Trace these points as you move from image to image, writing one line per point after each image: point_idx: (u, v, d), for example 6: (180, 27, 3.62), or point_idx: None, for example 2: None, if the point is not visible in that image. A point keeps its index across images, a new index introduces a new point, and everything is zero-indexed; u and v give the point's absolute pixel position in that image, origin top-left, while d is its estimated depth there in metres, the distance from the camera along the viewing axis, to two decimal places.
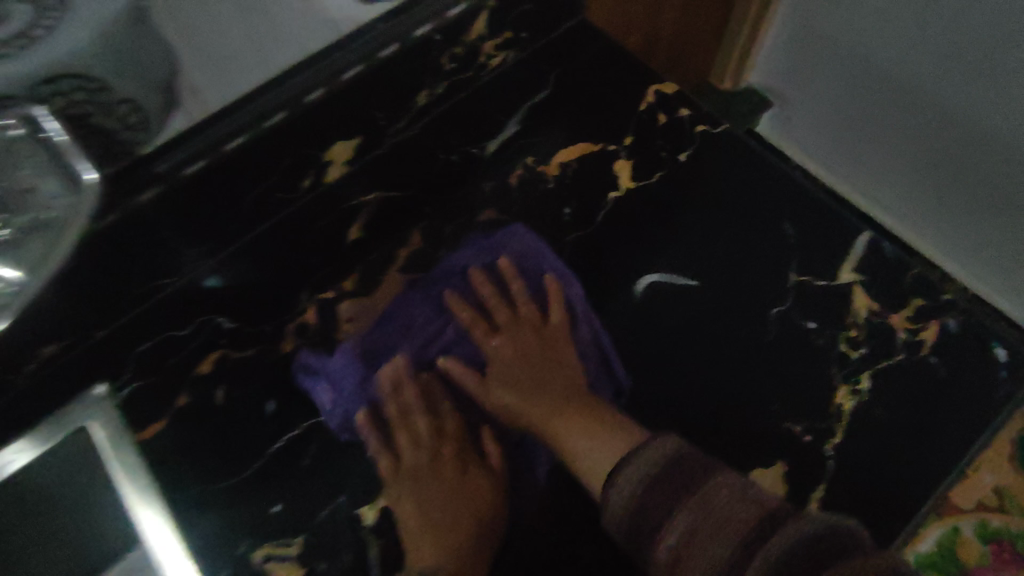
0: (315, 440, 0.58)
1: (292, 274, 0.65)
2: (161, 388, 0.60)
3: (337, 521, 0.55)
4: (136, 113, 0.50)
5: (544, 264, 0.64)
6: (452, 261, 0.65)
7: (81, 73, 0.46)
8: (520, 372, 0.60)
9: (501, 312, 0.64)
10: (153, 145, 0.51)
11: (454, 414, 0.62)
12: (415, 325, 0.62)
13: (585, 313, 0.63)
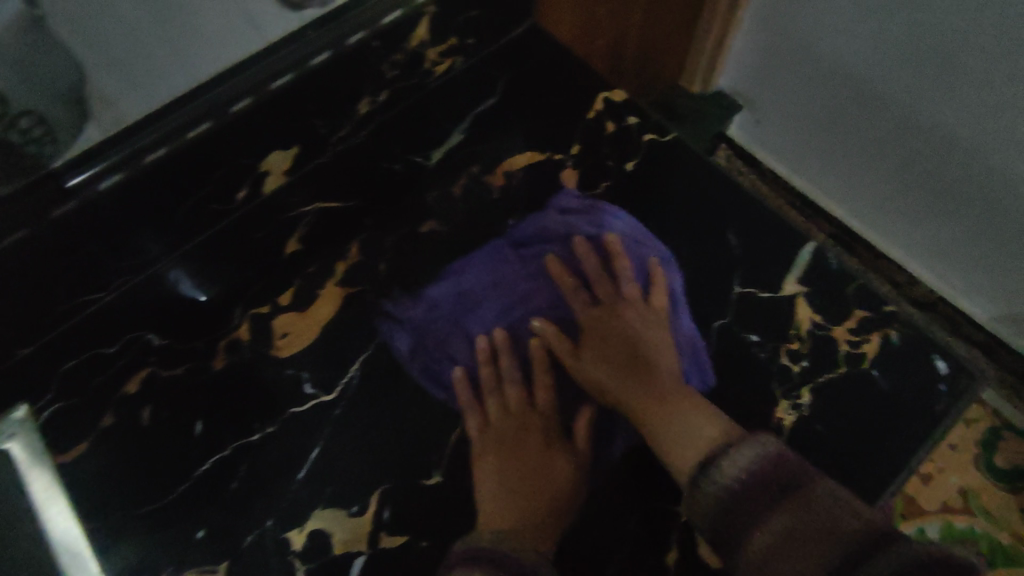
0: (244, 461, 0.55)
1: (226, 287, 0.63)
2: (85, 408, 0.57)
3: (263, 545, 0.52)
4: (40, 127, 0.48)
5: (652, 254, 0.65)
6: (567, 226, 0.65)
7: None
8: (624, 341, 0.60)
9: (601, 288, 0.63)
10: (62, 158, 0.48)
11: (549, 395, 0.59)
12: (506, 286, 0.63)
13: (685, 302, 0.63)
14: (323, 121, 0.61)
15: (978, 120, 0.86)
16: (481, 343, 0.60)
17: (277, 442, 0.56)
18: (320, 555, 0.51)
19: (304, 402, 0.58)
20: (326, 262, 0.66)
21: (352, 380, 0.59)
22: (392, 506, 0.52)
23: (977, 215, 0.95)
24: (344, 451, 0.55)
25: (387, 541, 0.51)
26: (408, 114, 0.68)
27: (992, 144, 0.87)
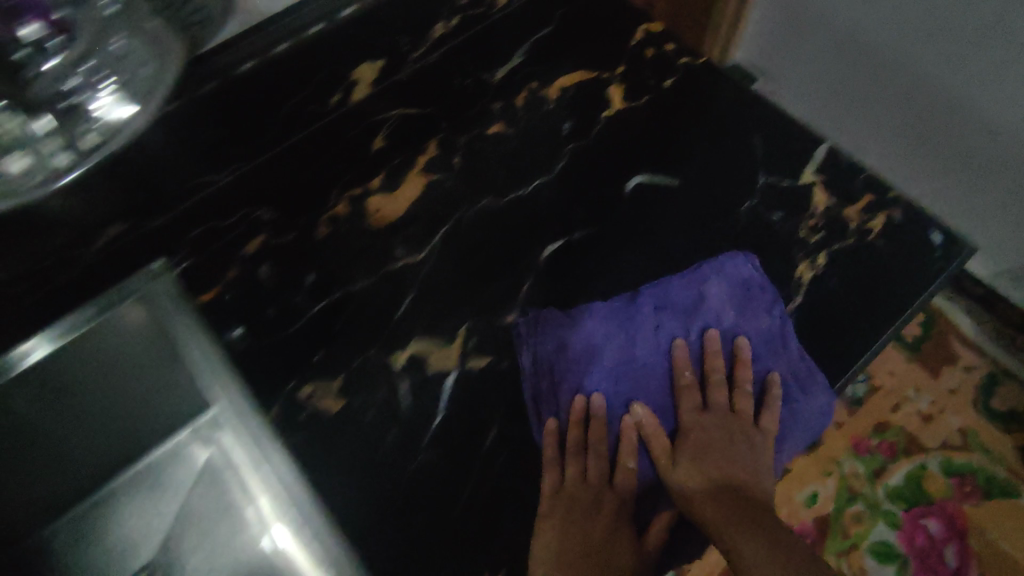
0: (349, 305, 0.65)
1: (325, 177, 0.73)
2: (214, 262, 0.68)
3: (371, 366, 0.61)
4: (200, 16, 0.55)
5: (777, 367, 0.60)
6: (705, 304, 0.62)
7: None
8: (735, 454, 0.54)
9: (718, 395, 0.58)
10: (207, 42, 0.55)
11: (629, 480, 0.55)
12: (623, 369, 0.58)
13: (796, 431, 0.59)
14: (405, 39, 0.66)
15: (980, 83, 0.95)
16: (577, 403, 0.57)
17: (375, 290, 0.65)
18: (418, 372, 0.61)
19: (397, 261, 0.67)
20: (408, 157, 0.75)
21: (438, 244, 0.68)
22: (477, 336, 0.63)
23: (982, 181, 1.06)
24: (433, 295, 0.65)
25: (474, 362, 0.61)
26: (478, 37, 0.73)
27: (987, 104, 0.97)
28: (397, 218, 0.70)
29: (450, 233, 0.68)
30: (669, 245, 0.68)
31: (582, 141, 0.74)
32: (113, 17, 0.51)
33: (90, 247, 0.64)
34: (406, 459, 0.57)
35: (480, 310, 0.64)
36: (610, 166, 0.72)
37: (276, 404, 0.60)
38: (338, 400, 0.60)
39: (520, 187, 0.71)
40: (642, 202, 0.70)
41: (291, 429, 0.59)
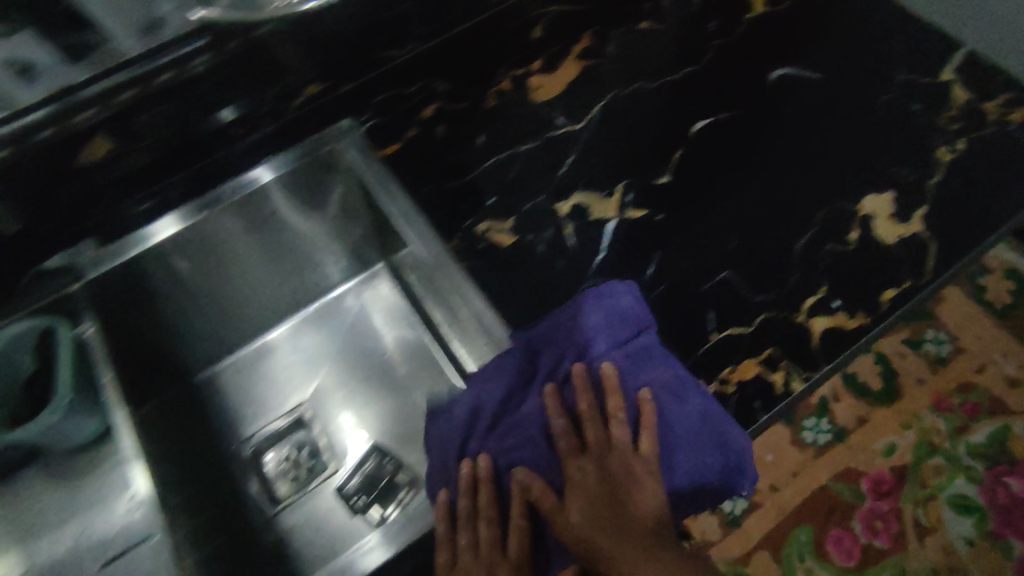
0: (519, 161, 0.72)
1: (492, 60, 0.81)
2: (395, 123, 0.77)
3: (540, 210, 0.69)
4: None
5: (652, 384, 0.53)
6: (569, 334, 0.55)
7: None
8: (620, 487, 0.48)
9: (592, 431, 0.51)
10: None
11: (522, 538, 0.49)
12: (502, 431, 0.53)
13: (689, 446, 0.51)
14: None
15: None
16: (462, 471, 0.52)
17: (541, 151, 0.73)
18: (583, 217, 0.68)
19: (559, 129, 0.74)
20: (565, 45, 0.82)
21: (596, 116, 0.75)
22: (634, 192, 0.70)
23: None
24: (591, 157, 0.72)
25: (632, 213, 0.68)
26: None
27: None
28: (559, 94, 0.77)
29: (607, 107, 0.76)
30: (812, 126, 0.73)
31: (726, 39, 0.80)
32: None
33: (293, 101, 0.76)
34: (573, 284, 0.64)
35: (636, 171, 0.71)
36: (753, 60, 0.78)
37: (458, 235, 0.68)
38: (512, 236, 0.68)
39: (670, 74, 0.78)
40: (786, 89, 0.76)
41: (471, 256, 0.67)
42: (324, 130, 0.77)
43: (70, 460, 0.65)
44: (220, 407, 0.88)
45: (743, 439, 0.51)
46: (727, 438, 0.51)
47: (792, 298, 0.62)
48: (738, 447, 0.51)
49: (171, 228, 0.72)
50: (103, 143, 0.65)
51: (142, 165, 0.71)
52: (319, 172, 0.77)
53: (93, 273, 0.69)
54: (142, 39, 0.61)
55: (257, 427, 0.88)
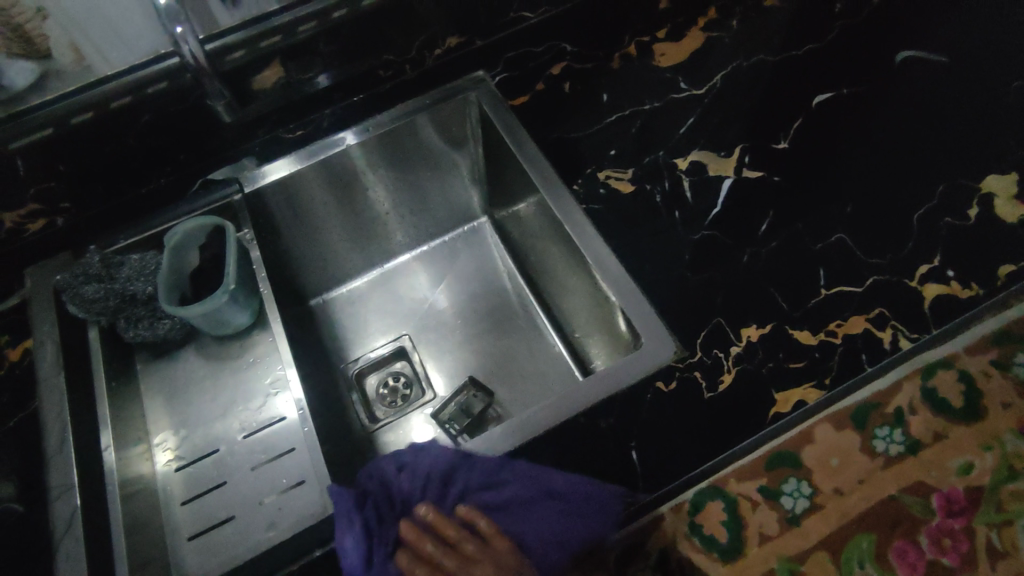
0: (640, 118, 0.77)
1: (618, 26, 0.85)
2: (524, 78, 0.83)
3: (659, 164, 0.73)
4: None
5: (465, 492, 0.53)
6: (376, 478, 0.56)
7: None
8: None
9: (449, 558, 0.49)
10: None
11: None
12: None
13: (532, 515, 0.52)
14: None
15: None
16: None
17: (662, 111, 0.77)
18: (700, 174, 0.72)
19: (682, 92, 0.78)
20: (690, 17, 0.86)
21: (717, 84, 0.78)
22: (751, 154, 0.72)
23: None
24: (711, 120, 0.75)
25: (749, 173, 0.71)
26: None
27: None
28: (682, 61, 0.81)
29: (729, 76, 0.79)
30: (936, 107, 0.74)
31: (851, 19, 0.82)
32: None
33: (434, 51, 0.83)
34: (685, 232, 0.68)
35: (754, 135, 0.74)
36: (877, 40, 0.79)
37: (578, 181, 0.73)
38: (630, 185, 0.72)
39: (793, 49, 0.80)
40: (911, 71, 0.77)
41: (590, 200, 0.72)
42: (456, 81, 0.85)
43: (221, 347, 0.73)
44: (330, 332, 0.96)
45: (569, 478, 0.53)
46: (554, 486, 0.53)
47: (905, 264, 0.63)
48: (567, 489, 0.53)
49: (303, 159, 0.80)
50: (277, 69, 0.74)
51: (301, 97, 0.80)
52: (456, 117, 0.86)
53: (253, 184, 0.78)
54: None
55: (361, 353, 0.96)
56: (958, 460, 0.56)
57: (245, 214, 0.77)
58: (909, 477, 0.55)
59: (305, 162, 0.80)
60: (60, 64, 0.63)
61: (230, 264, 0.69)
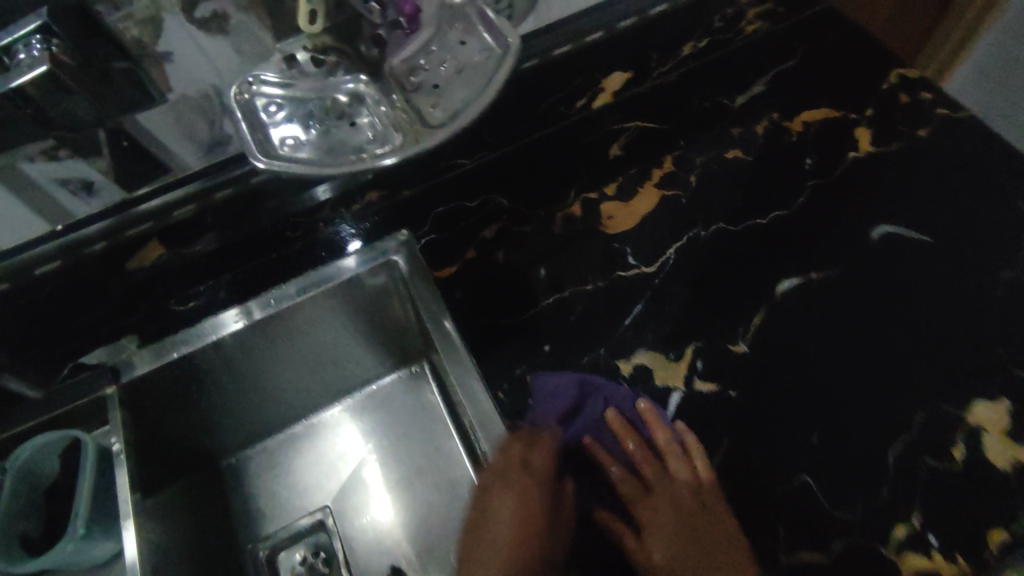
0: (581, 302, 0.67)
1: (562, 179, 0.76)
2: (454, 241, 0.72)
3: (599, 367, 0.63)
4: (405, 97, 0.52)
5: None
6: None
7: (359, 90, 0.53)
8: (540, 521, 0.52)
9: None
10: (447, 113, 0.50)
11: None
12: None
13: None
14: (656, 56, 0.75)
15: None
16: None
17: (607, 292, 0.67)
18: (644, 383, 0.62)
19: (629, 269, 0.68)
20: (644, 168, 0.76)
21: (670, 260, 0.68)
22: (705, 358, 0.62)
23: None
24: (662, 309, 0.65)
25: (701, 385, 0.61)
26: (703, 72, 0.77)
27: None
28: (632, 226, 0.71)
29: (684, 249, 0.69)
30: (918, 302, 0.64)
31: (822, 180, 0.72)
32: (354, 98, 0.53)
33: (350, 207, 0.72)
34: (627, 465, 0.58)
35: (711, 331, 0.64)
36: (853, 210, 0.70)
37: (505, 387, 0.63)
38: None
39: (756, 216, 0.70)
40: (890, 253, 0.67)
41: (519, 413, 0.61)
42: (379, 240, 0.73)
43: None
44: (243, 498, 0.82)
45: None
46: None
47: (876, 523, 0.54)
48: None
49: (222, 327, 0.70)
50: (158, 245, 0.63)
51: (191, 267, 0.69)
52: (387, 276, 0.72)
53: (144, 368, 0.67)
54: (205, 154, 0.59)
55: (279, 525, 0.81)
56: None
57: (118, 411, 0.66)
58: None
59: (220, 331, 0.70)
60: None
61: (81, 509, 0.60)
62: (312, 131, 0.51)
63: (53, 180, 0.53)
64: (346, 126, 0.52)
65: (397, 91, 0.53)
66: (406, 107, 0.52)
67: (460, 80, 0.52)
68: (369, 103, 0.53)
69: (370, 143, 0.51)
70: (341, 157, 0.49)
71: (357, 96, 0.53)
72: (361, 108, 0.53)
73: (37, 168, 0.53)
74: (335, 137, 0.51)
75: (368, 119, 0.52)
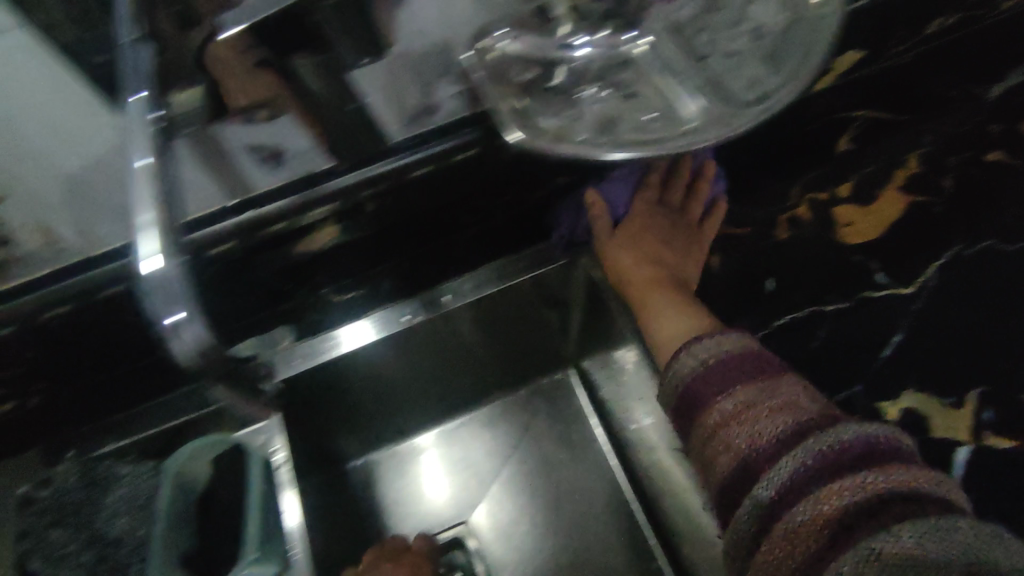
0: (824, 324, 0.56)
1: (785, 175, 0.63)
2: None
3: (856, 406, 0.53)
4: (700, 72, 0.40)
5: None
6: None
7: (619, 58, 0.43)
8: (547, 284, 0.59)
9: None
10: (759, 98, 0.38)
11: None
12: None
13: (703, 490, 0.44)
14: (902, 31, 0.54)
15: None
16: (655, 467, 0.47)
17: (857, 316, 0.56)
18: (916, 431, 0.52)
19: (881, 289, 0.57)
20: (883, 165, 0.64)
21: (931, 281, 0.57)
22: (993, 408, 0.53)
23: None
24: (928, 341, 0.55)
25: (995, 442, 0.53)
26: (953, 47, 0.58)
27: None
28: (877, 237, 0.59)
29: (947, 270, 0.58)
30: None
31: None
32: (616, 69, 0.42)
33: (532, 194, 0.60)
34: None
35: (994, 374, 0.54)
36: None
37: None
38: None
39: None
40: None
41: None
42: (563, 233, 0.62)
43: None
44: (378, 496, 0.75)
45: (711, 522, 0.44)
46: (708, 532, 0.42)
47: None
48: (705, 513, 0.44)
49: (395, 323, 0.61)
50: (331, 227, 0.53)
51: (352, 253, 0.59)
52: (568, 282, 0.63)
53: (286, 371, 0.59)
54: (407, 124, 0.47)
55: (416, 528, 0.74)
56: (821, 495, 0.35)
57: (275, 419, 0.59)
58: (763, 413, 0.41)
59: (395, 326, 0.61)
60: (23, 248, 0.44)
61: (256, 477, 0.55)
62: (580, 101, 0.41)
63: (244, 146, 0.44)
64: (623, 97, 0.41)
65: (684, 59, 0.41)
66: (696, 82, 0.40)
67: (772, 49, 0.40)
68: (631, 74, 0.42)
69: (648, 119, 0.39)
70: (616, 136, 0.38)
71: (620, 63, 0.43)
72: (623, 77, 0.42)
73: (229, 133, 0.43)
74: (607, 109, 0.40)
75: (637, 89, 0.41)
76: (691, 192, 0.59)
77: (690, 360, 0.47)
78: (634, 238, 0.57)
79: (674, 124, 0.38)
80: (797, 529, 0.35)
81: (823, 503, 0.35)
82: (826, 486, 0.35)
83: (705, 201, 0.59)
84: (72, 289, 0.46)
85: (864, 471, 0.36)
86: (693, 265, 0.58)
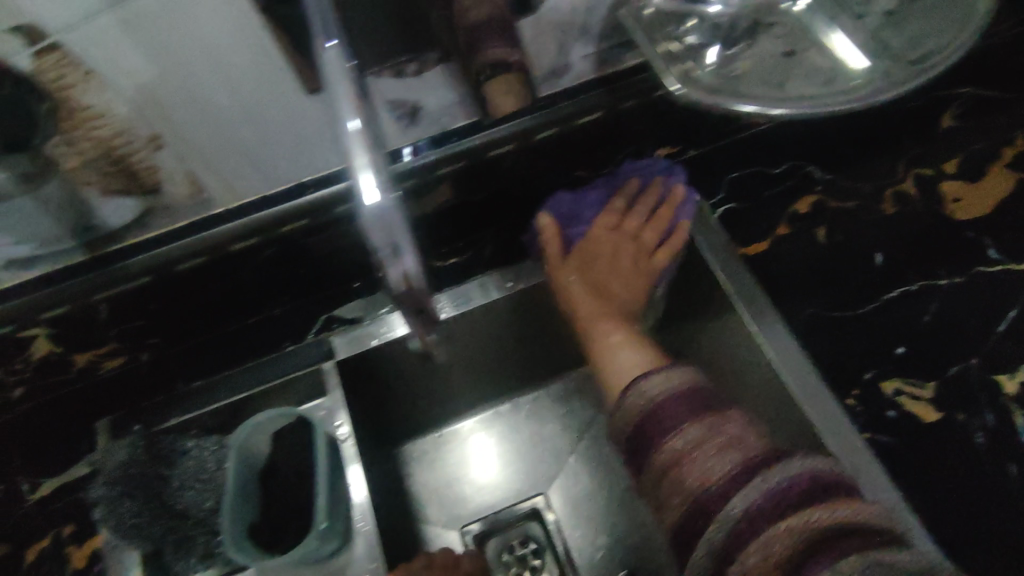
0: (936, 299, 0.56)
1: (888, 151, 0.63)
2: (759, 214, 0.62)
3: (974, 379, 0.53)
4: (857, 29, 0.40)
5: None
6: None
7: (765, 13, 0.42)
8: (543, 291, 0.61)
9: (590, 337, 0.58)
10: (925, 51, 0.38)
11: None
12: None
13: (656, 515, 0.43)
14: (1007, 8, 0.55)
15: None
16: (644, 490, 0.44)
17: (968, 291, 0.56)
18: None
19: (992, 265, 0.57)
20: (992, 142, 0.62)
21: None
22: None
23: None
24: None
25: None
26: None
27: None
28: (984, 214, 0.59)
29: None
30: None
31: None
32: (763, 26, 0.42)
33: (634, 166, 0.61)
34: None
35: None
36: None
37: (851, 394, 0.53)
38: (932, 409, 0.52)
39: None
40: None
41: (879, 425, 0.52)
42: None
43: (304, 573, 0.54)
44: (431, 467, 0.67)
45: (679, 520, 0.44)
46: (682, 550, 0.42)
47: None
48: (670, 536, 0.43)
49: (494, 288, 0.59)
50: (448, 190, 0.54)
51: (460, 220, 0.59)
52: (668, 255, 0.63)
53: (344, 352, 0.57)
54: (540, 85, 0.49)
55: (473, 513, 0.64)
56: (772, 534, 0.36)
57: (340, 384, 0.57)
58: (712, 449, 0.40)
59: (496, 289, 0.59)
60: (169, 198, 0.45)
61: (321, 461, 0.52)
62: (736, 57, 0.40)
63: (385, 101, 0.47)
64: (774, 54, 0.41)
65: (837, 16, 0.41)
66: (854, 39, 0.40)
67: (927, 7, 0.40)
68: (781, 31, 0.42)
69: (808, 76, 0.39)
70: (781, 91, 0.38)
71: (768, 19, 0.42)
72: (770, 34, 0.42)
73: None
74: (765, 66, 0.40)
75: (790, 46, 0.41)
76: (649, 218, 0.59)
77: (645, 394, 0.45)
78: (588, 264, 0.59)
79: (838, 79, 0.38)
80: (751, 570, 0.36)
81: (774, 543, 0.36)
82: (776, 527, 0.36)
83: (669, 227, 0.58)
84: (204, 242, 0.45)
85: (812, 508, 0.37)
86: (638, 291, 0.59)
